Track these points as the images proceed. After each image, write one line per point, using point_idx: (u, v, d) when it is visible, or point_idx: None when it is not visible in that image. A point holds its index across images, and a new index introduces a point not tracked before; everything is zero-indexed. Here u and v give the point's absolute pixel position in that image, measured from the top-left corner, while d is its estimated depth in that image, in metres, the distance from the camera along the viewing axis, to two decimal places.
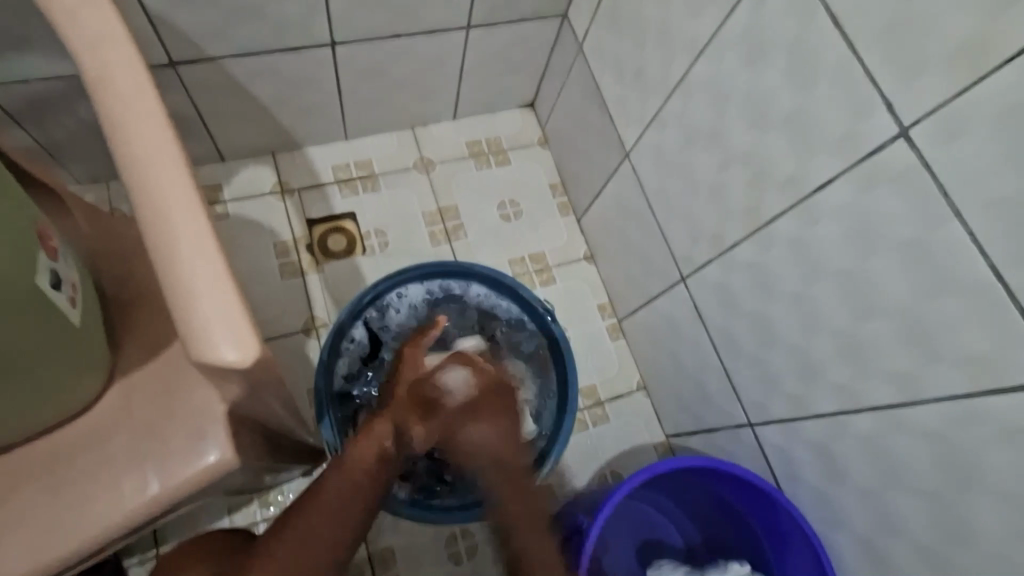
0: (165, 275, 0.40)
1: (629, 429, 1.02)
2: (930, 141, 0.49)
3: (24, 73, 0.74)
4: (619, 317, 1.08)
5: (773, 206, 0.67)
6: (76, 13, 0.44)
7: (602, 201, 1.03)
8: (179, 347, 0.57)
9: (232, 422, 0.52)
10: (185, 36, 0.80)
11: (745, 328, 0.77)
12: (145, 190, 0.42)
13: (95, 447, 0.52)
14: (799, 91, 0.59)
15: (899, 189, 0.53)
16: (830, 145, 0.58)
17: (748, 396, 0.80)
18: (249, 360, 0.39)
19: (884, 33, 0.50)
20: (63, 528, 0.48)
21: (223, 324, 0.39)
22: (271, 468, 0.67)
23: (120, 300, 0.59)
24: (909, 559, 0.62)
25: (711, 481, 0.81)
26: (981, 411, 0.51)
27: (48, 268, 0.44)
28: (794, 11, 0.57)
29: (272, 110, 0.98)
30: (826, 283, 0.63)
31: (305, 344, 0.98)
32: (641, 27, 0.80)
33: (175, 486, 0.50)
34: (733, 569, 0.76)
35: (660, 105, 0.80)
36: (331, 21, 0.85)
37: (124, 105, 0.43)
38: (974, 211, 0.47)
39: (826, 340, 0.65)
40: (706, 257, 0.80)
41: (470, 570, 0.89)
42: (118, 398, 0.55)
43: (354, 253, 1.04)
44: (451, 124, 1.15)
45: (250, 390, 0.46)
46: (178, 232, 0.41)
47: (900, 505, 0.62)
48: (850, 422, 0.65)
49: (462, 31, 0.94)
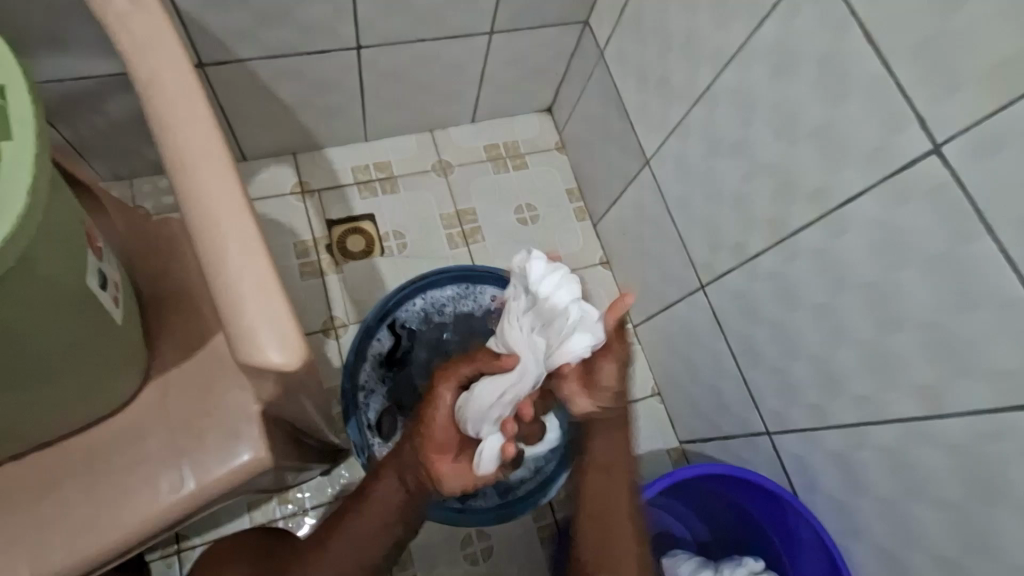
0: (214, 279, 0.41)
1: (643, 434, 1.02)
2: (961, 157, 0.50)
3: (59, 73, 0.75)
4: (634, 323, 1.08)
5: (798, 218, 0.67)
6: (130, 20, 0.45)
7: (620, 206, 1.03)
8: (213, 346, 0.58)
9: (266, 422, 0.54)
10: (216, 38, 0.81)
11: (765, 337, 0.77)
12: (194, 190, 0.42)
13: (133, 443, 0.53)
14: (829, 104, 0.60)
15: (931, 204, 0.53)
16: (858, 158, 0.58)
17: (767, 404, 0.80)
18: (295, 363, 0.40)
19: (921, 47, 0.51)
20: (103, 524, 0.50)
21: (271, 327, 0.40)
22: (297, 466, 0.68)
23: (154, 298, 0.60)
24: (929, 569, 0.63)
25: (726, 488, 0.81)
26: (1006, 424, 0.52)
27: (95, 268, 0.45)
28: (826, 23, 0.58)
29: (295, 112, 0.99)
30: (852, 294, 0.63)
31: (323, 344, 0.98)
32: (667, 37, 0.80)
33: (211, 483, 0.51)
34: (748, 563, 0.77)
35: (683, 113, 0.81)
36: (359, 25, 0.86)
37: (175, 110, 0.44)
38: (1006, 227, 0.48)
39: (849, 351, 0.65)
40: (726, 265, 0.80)
41: (486, 571, 0.90)
42: (155, 395, 0.56)
43: (372, 254, 1.05)
44: (470, 128, 1.16)
45: (287, 390, 0.47)
46: (227, 238, 0.42)
47: (922, 516, 0.62)
48: (872, 433, 0.65)
49: (485, 36, 0.95)
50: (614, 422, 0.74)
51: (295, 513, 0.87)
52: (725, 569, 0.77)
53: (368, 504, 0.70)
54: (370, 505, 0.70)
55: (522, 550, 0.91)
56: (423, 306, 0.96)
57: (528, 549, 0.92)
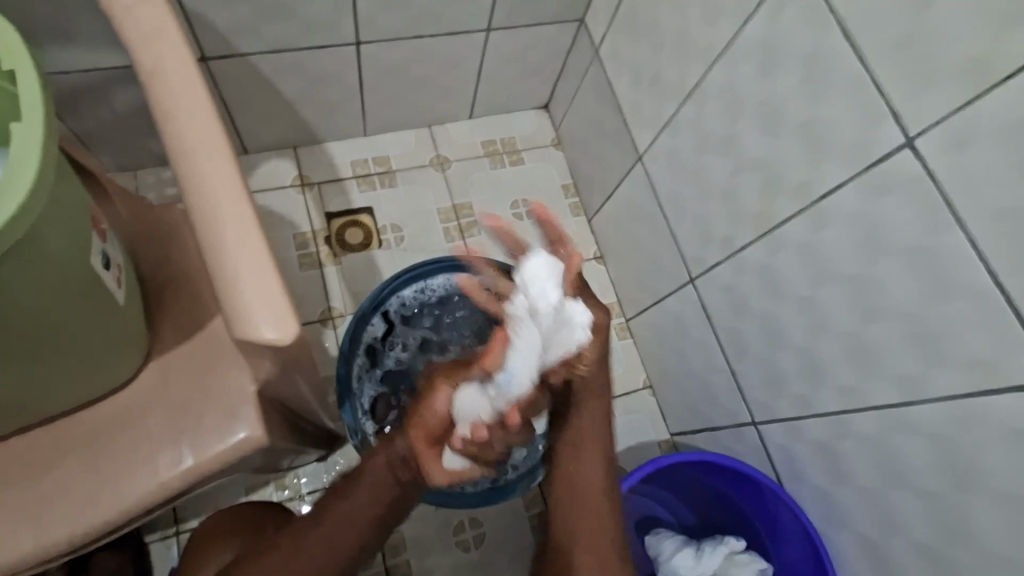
0: (213, 262, 0.43)
1: (634, 425, 1.04)
2: (935, 151, 0.52)
3: (67, 65, 0.77)
4: (627, 317, 1.10)
5: (782, 212, 0.69)
6: (135, 14, 0.48)
7: (614, 202, 1.05)
8: (212, 330, 0.60)
9: (262, 402, 0.56)
10: (220, 33, 0.83)
11: (752, 330, 0.79)
12: (196, 176, 0.45)
13: (135, 421, 0.55)
14: (810, 102, 0.62)
15: (907, 196, 0.55)
16: (839, 153, 0.60)
17: (753, 395, 0.82)
18: (289, 340, 0.42)
19: (898, 45, 0.52)
20: (106, 497, 0.52)
21: (266, 306, 0.42)
22: (294, 450, 0.70)
23: (155, 282, 0.62)
24: (906, 554, 0.65)
25: (708, 475, 0.83)
26: (981, 411, 0.53)
27: (100, 250, 0.47)
28: (809, 21, 0.60)
29: (297, 106, 1.01)
30: (834, 286, 0.65)
31: (322, 333, 1.01)
32: (658, 35, 0.82)
33: (208, 460, 0.53)
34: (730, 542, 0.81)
35: (674, 109, 0.82)
36: (359, 21, 0.88)
37: (176, 99, 0.46)
38: (978, 220, 0.50)
39: (830, 341, 0.67)
40: (715, 259, 0.82)
41: (478, 558, 0.92)
42: (156, 374, 0.58)
43: (371, 246, 1.07)
44: (468, 124, 1.18)
45: (284, 369, 0.49)
46: (225, 222, 0.44)
47: (900, 502, 0.64)
48: (853, 421, 0.67)
49: (482, 34, 0.97)
50: (591, 390, 0.69)
51: (292, 498, 0.89)
52: (707, 548, 0.81)
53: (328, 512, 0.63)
54: (342, 504, 0.64)
55: (513, 538, 0.93)
56: (417, 296, 0.98)
57: (519, 537, 0.94)
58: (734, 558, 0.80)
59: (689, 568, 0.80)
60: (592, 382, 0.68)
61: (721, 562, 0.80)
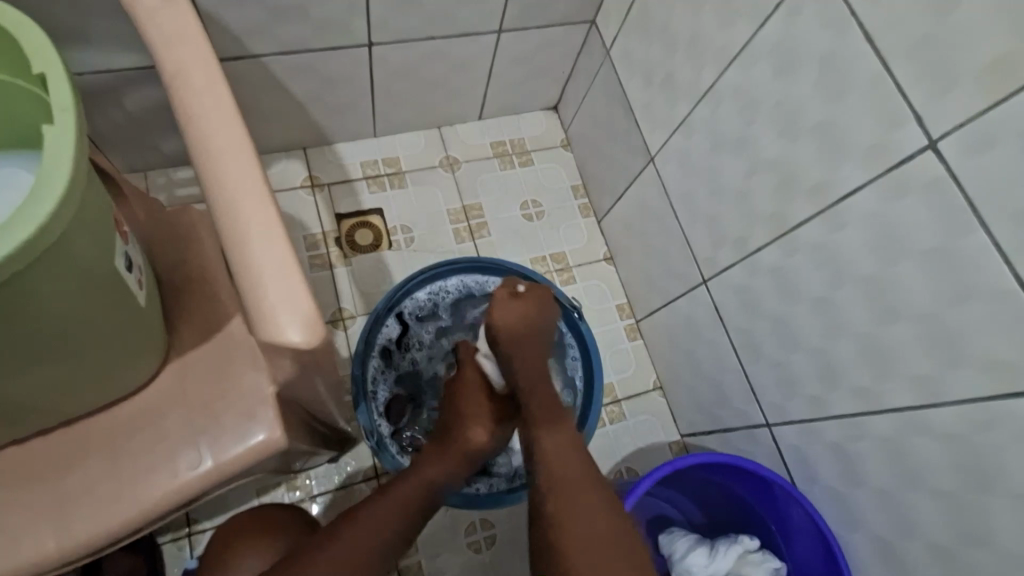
0: (236, 262, 0.43)
1: (644, 427, 1.04)
2: (956, 152, 0.51)
3: (81, 66, 0.77)
4: (637, 318, 1.10)
5: (798, 213, 0.69)
6: (157, 15, 0.47)
7: (625, 203, 1.05)
8: (230, 331, 0.60)
9: (280, 404, 0.56)
10: (233, 34, 0.83)
11: (765, 332, 0.79)
12: (219, 177, 0.44)
13: (153, 422, 0.55)
14: (828, 103, 0.62)
15: (926, 197, 0.54)
16: (858, 154, 0.60)
17: (767, 396, 0.82)
18: (313, 341, 0.42)
19: (918, 46, 0.52)
20: (126, 499, 0.52)
21: (289, 307, 0.42)
22: (309, 451, 0.70)
23: (173, 283, 0.62)
24: (923, 556, 0.65)
25: (720, 476, 0.83)
26: (999, 413, 0.53)
27: (122, 251, 0.47)
28: (827, 23, 0.59)
29: (307, 107, 1.01)
30: (851, 288, 0.65)
31: (332, 335, 1.01)
32: (672, 36, 0.82)
33: (227, 461, 0.53)
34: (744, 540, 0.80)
35: (687, 111, 0.82)
36: (371, 22, 0.88)
37: (200, 99, 0.46)
38: (999, 221, 0.49)
39: (847, 343, 0.67)
40: (728, 260, 0.82)
41: (489, 559, 0.91)
42: (174, 376, 0.58)
43: (381, 247, 1.07)
44: (477, 125, 1.18)
45: (304, 370, 0.49)
46: (248, 222, 0.43)
47: (916, 504, 0.64)
48: (868, 423, 0.67)
49: (493, 34, 0.97)
50: (535, 367, 0.71)
51: (303, 500, 0.89)
52: (721, 548, 0.80)
53: (366, 514, 0.65)
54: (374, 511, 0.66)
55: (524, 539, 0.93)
56: (429, 298, 0.98)
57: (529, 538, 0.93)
58: (747, 557, 0.79)
59: (702, 568, 0.79)
60: (532, 355, 0.71)
61: (734, 562, 0.79)
